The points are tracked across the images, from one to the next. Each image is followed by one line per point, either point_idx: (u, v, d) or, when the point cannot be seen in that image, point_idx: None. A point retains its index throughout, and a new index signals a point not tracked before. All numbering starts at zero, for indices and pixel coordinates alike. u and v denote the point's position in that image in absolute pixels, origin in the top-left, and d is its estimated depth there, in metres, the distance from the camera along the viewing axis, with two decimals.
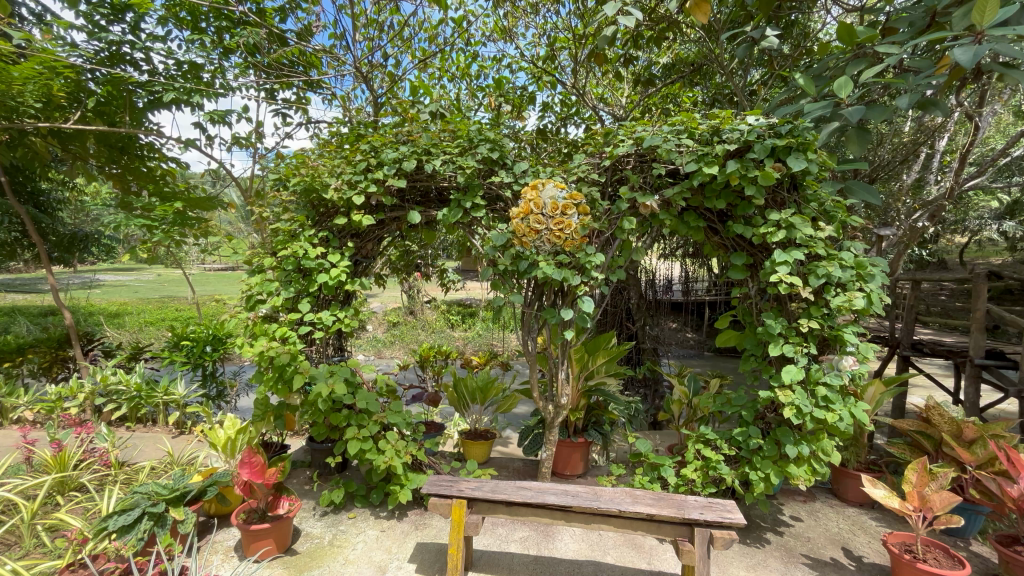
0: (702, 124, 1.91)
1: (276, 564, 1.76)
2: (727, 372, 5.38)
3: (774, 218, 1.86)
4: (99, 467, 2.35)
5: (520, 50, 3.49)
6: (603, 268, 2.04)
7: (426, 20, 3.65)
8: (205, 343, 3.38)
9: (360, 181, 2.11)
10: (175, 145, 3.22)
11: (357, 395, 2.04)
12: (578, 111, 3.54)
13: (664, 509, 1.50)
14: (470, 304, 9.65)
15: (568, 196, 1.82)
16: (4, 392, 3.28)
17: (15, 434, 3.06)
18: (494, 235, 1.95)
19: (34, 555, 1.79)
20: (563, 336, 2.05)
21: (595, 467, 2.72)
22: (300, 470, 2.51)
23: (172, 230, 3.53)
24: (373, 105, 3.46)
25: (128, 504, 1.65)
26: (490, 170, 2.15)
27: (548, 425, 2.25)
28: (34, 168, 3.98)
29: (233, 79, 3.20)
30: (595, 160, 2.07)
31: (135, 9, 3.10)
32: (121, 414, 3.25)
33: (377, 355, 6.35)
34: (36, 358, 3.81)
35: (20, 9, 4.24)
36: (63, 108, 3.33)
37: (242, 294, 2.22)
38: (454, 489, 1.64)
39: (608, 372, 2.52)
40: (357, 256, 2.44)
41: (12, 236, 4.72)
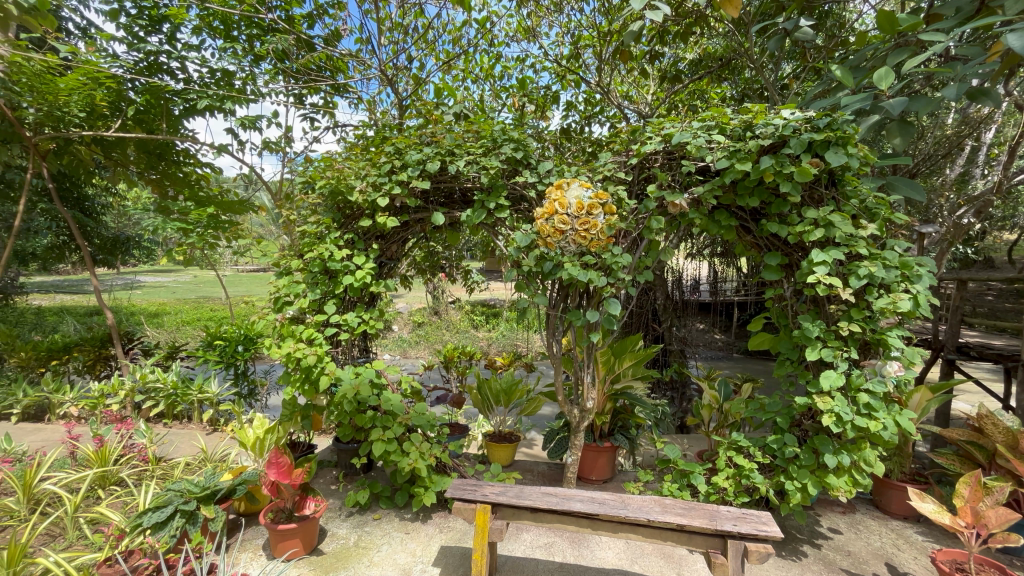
0: (734, 118, 1.84)
1: (303, 564, 1.78)
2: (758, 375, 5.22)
3: (811, 216, 1.77)
4: (138, 463, 2.43)
5: (544, 50, 3.47)
6: (631, 269, 1.99)
7: (450, 22, 3.67)
8: (237, 343, 3.46)
9: (384, 183, 2.12)
10: (209, 151, 3.32)
11: (382, 397, 2.04)
12: (603, 109, 3.50)
13: (695, 519, 1.45)
14: (495, 304, 9.68)
15: (593, 195, 1.78)
16: (53, 388, 3.44)
17: (61, 429, 3.20)
18: (518, 235, 1.93)
19: (76, 547, 1.86)
20: (589, 339, 2.01)
21: (621, 472, 2.66)
22: (327, 469, 2.54)
23: (206, 233, 3.66)
24: (398, 108, 3.49)
25: (161, 501, 1.68)
26: (514, 171, 2.13)
27: (574, 430, 2.21)
28: (80, 175, 4.17)
29: (263, 85, 3.28)
30: (622, 158, 2.02)
31: (172, 20, 3.21)
32: (159, 411, 3.37)
33: (403, 355, 6.43)
34: (81, 357, 3.98)
35: (67, 25, 4.47)
36: (106, 117, 3.47)
37: (270, 295, 2.25)
38: (478, 494, 1.62)
39: (634, 375, 2.48)
40: (382, 258, 2.46)
41: (60, 240, 4.96)
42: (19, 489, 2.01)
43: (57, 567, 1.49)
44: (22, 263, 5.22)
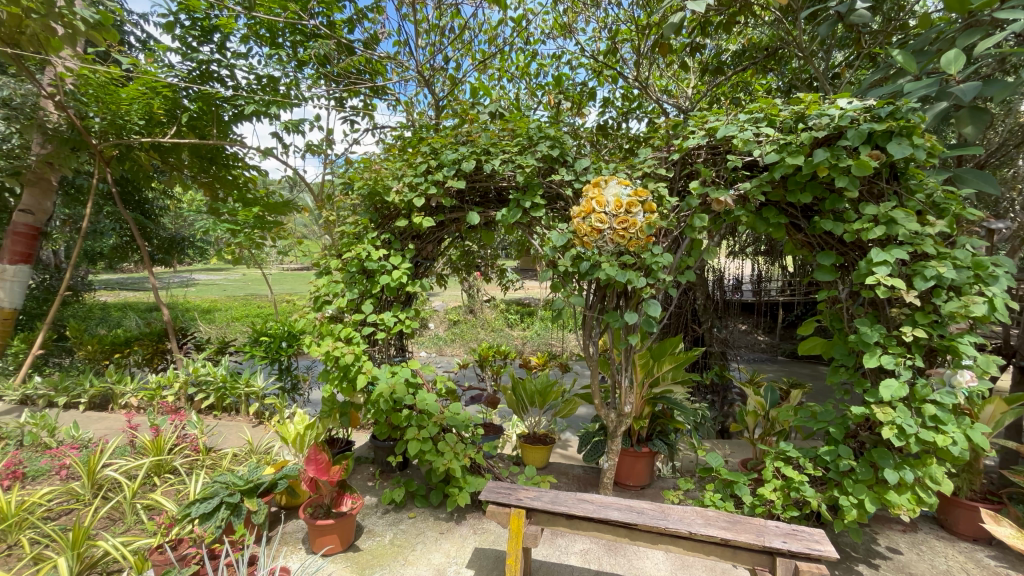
0: (784, 109, 1.74)
1: (340, 560, 1.81)
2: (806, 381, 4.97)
3: (870, 212, 1.65)
4: (190, 452, 2.55)
5: (580, 46, 3.40)
6: (671, 269, 1.91)
7: (486, 22, 3.66)
8: (281, 339, 3.59)
9: (421, 182, 2.12)
10: (256, 154, 3.45)
11: (417, 396, 2.05)
12: (642, 105, 3.40)
13: (740, 534, 1.37)
14: (529, 304, 9.67)
15: (633, 192, 1.73)
16: (115, 379, 3.66)
17: (122, 418, 3.40)
18: (554, 235, 1.88)
19: (133, 532, 1.96)
20: (627, 341, 1.95)
21: (659, 479, 2.58)
22: (364, 465, 2.58)
23: (253, 233, 3.80)
24: (435, 109, 3.52)
25: (208, 493, 1.74)
26: (550, 168, 2.09)
27: (610, 434, 2.15)
28: (141, 179, 4.42)
29: (306, 89, 3.38)
30: (662, 154, 1.95)
31: (222, 29, 3.34)
32: (210, 403, 3.52)
33: (439, 353, 6.52)
34: (141, 350, 4.22)
35: (129, 38, 4.75)
36: (162, 124, 3.66)
37: (311, 294, 2.31)
38: (513, 497, 1.60)
39: (674, 379, 2.40)
40: (419, 257, 2.48)
41: (123, 240, 5.29)
42: (84, 474, 2.13)
43: (114, 552, 1.57)
44: (91, 262, 5.61)
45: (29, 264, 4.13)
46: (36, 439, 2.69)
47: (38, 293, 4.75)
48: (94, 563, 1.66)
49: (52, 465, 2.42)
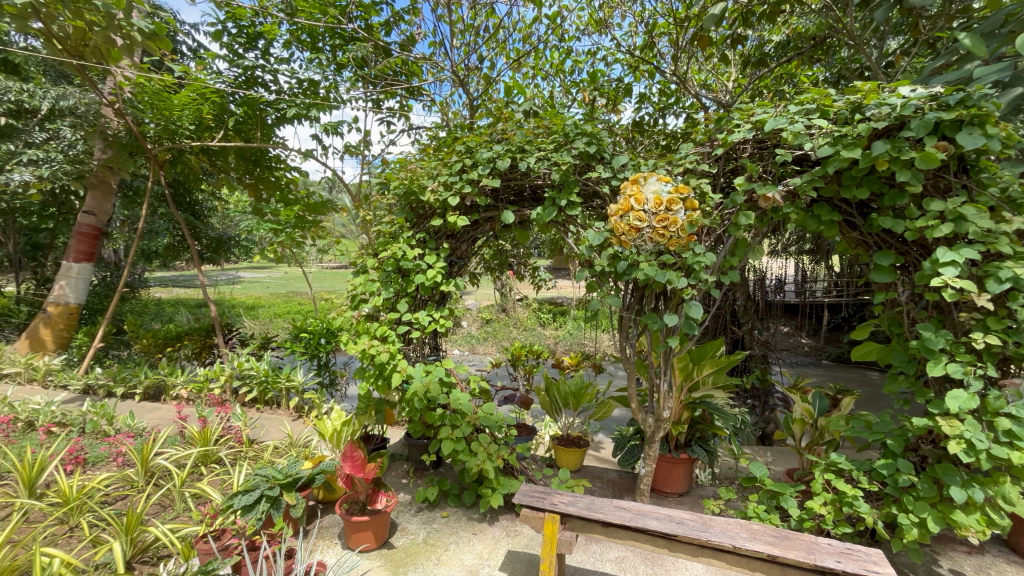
0: (839, 99, 1.63)
1: (375, 556, 1.83)
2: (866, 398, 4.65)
3: (936, 209, 1.52)
4: (234, 444, 2.64)
5: (616, 41, 3.33)
6: (714, 269, 1.83)
7: (520, 20, 3.64)
8: (320, 335, 3.69)
9: (456, 181, 2.12)
10: (297, 156, 3.56)
11: (451, 395, 2.05)
12: (680, 100, 3.30)
13: (789, 551, 1.30)
14: (562, 303, 9.60)
15: (673, 189, 1.66)
16: (167, 371, 3.85)
17: (173, 409, 3.57)
18: (591, 234, 1.83)
19: (181, 519, 2.05)
20: (666, 344, 1.88)
21: (698, 487, 2.49)
22: (398, 463, 2.61)
23: (294, 233, 3.92)
24: (469, 108, 3.53)
25: (250, 485, 1.80)
26: (586, 165, 2.04)
27: (647, 440, 2.09)
28: (192, 181, 4.63)
29: (345, 92, 3.46)
30: (705, 148, 1.87)
31: (266, 36, 3.45)
32: (253, 396, 3.63)
33: (472, 351, 6.56)
34: (190, 344, 4.44)
35: (182, 47, 4.99)
36: (211, 129, 3.82)
37: (348, 293, 2.35)
38: (547, 502, 1.57)
39: (715, 384, 2.31)
40: (453, 257, 2.48)
41: (176, 240, 5.57)
42: (138, 462, 2.23)
43: (164, 538, 1.64)
44: (147, 261, 5.94)
45: (91, 262, 4.41)
46: (96, 426, 2.86)
47: (100, 289, 5.07)
48: (146, 547, 1.74)
49: (110, 452, 2.56)
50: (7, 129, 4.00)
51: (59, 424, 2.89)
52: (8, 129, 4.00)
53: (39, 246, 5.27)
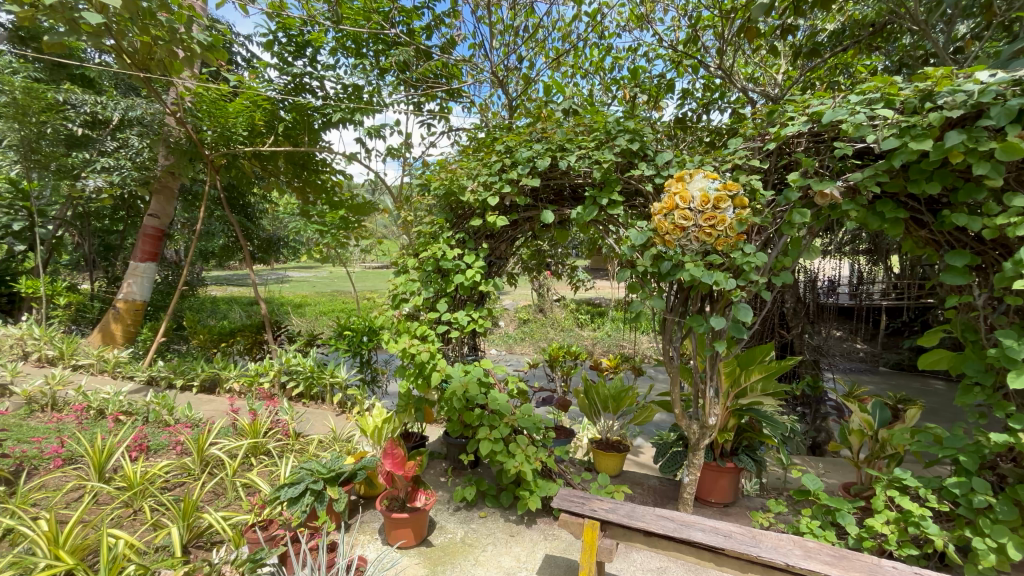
0: (907, 88, 1.50)
1: (414, 554, 1.85)
2: (932, 411, 4.34)
3: (1019, 204, 1.38)
4: (282, 437, 2.74)
5: (658, 36, 3.24)
6: (764, 270, 1.74)
7: (560, 19, 3.61)
8: (362, 333, 3.80)
9: (495, 181, 2.11)
10: (342, 159, 3.67)
11: (489, 396, 2.05)
12: (726, 94, 3.16)
13: (849, 572, 1.21)
14: (601, 304, 9.47)
15: (721, 186, 1.60)
16: (221, 366, 4.05)
17: (226, 401, 3.75)
18: (633, 233, 1.78)
19: (233, 507, 2.14)
20: (712, 348, 1.80)
21: (745, 498, 2.38)
22: (437, 461, 2.63)
23: (338, 234, 4.05)
24: (508, 109, 3.53)
25: (295, 478, 1.86)
26: (629, 163, 1.98)
27: (691, 447, 2.02)
28: (245, 185, 4.86)
29: (387, 96, 3.54)
30: (755, 143, 1.78)
31: (313, 44, 3.57)
32: (299, 391, 3.76)
33: (509, 351, 6.58)
34: (242, 340, 4.65)
35: (237, 58, 5.26)
36: (263, 135, 4.00)
37: (390, 293, 2.39)
38: (586, 507, 1.54)
39: (764, 391, 2.18)
40: (492, 257, 2.49)
41: (230, 241, 5.86)
42: (195, 451, 2.35)
43: (216, 525, 1.71)
44: (205, 260, 6.29)
45: (155, 261, 4.69)
46: (158, 416, 3.04)
47: (162, 287, 5.41)
48: (200, 533, 1.83)
49: (170, 440, 2.71)
50: (82, 138, 4.45)
51: (126, 412, 3.10)
52: (82, 139, 4.47)
53: (111, 246, 5.69)
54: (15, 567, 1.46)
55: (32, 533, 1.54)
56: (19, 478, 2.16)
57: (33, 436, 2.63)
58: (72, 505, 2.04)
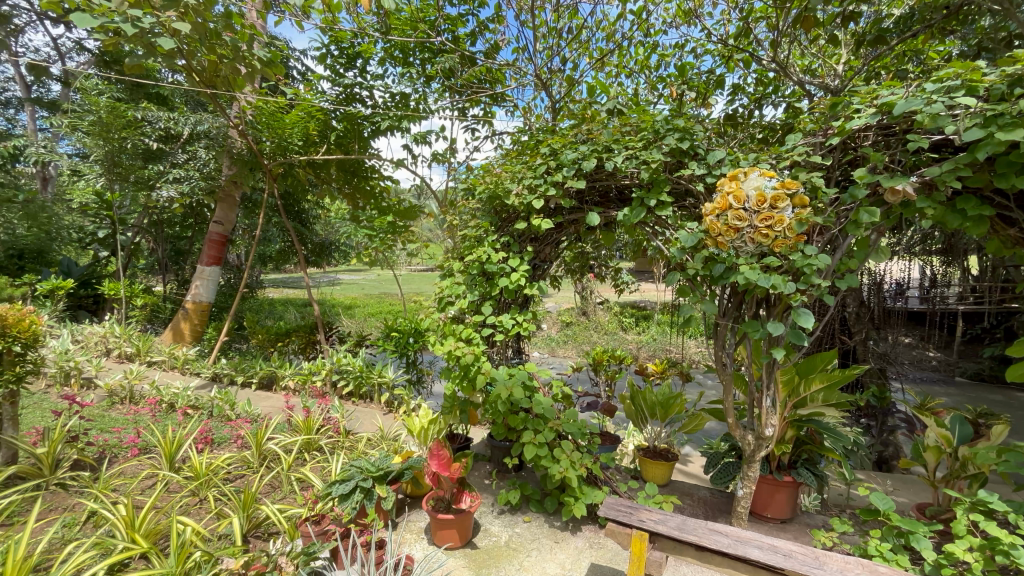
0: (992, 73, 1.37)
1: (459, 555, 1.86)
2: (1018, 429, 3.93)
3: None
4: (333, 434, 2.84)
5: (706, 31, 3.12)
6: (827, 273, 1.63)
7: (604, 18, 3.56)
8: (409, 335, 3.90)
9: (540, 185, 2.09)
10: (389, 165, 3.78)
11: (534, 400, 2.04)
12: (780, 88, 3.01)
13: None
14: (645, 307, 9.26)
15: (779, 185, 1.52)
16: (277, 364, 4.25)
17: (282, 398, 3.94)
18: (682, 235, 1.72)
19: (288, 500, 2.24)
20: (769, 355, 1.71)
21: (805, 515, 2.25)
22: (481, 463, 2.65)
23: (386, 238, 4.16)
24: (551, 111, 3.52)
25: (346, 475, 1.92)
26: (678, 163, 1.92)
27: (746, 458, 1.93)
28: (300, 192, 5.10)
29: (433, 102, 3.62)
30: (817, 138, 1.68)
31: (363, 55, 3.71)
32: (349, 390, 3.87)
33: (551, 354, 6.55)
34: (297, 340, 4.86)
35: (293, 71, 5.53)
36: (317, 144, 4.18)
37: (436, 296, 2.43)
38: (634, 518, 1.50)
39: (825, 401, 2.04)
40: (536, 260, 2.48)
41: (286, 246, 6.18)
42: (254, 445, 2.47)
43: (273, 517, 1.79)
44: (263, 264, 6.64)
45: (219, 265, 5.00)
46: (221, 411, 3.23)
47: (225, 290, 5.78)
48: (258, 524, 1.92)
49: (232, 434, 2.87)
50: (156, 151, 4.76)
51: (193, 407, 3.31)
52: (157, 152, 4.79)
53: (181, 251, 6.12)
54: (97, 548, 1.59)
55: (112, 516, 1.67)
56: (101, 465, 2.35)
57: (114, 426, 2.86)
58: (147, 491, 2.20)
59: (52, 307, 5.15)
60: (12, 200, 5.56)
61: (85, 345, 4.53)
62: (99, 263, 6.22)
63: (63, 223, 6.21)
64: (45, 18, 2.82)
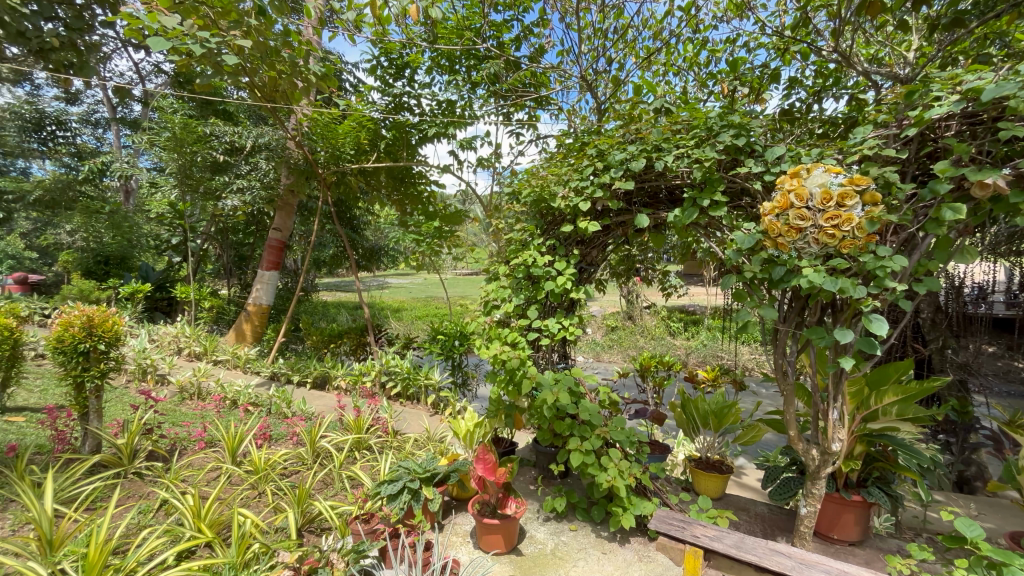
0: None
1: (505, 561, 1.85)
2: None
3: None
4: (382, 434, 2.91)
5: (760, 23, 2.98)
6: (902, 276, 1.50)
7: (651, 17, 3.48)
8: (455, 338, 3.97)
9: (587, 187, 2.06)
10: (436, 170, 3.86)
11: (581, 405, 1.99)
12: (843, 79, 2.81)
13: None
14: (695, 311, 8.94)
15: (847, 181, 1.42)
16: (330, 364, 4.42)
17: (335, 397, 4.09)
18: (738, 237, 1.64)
19: (339, 497, 2.30)
20: (836, 364, 1.59)
21: (876, 538, 2.07)
22: (527, 468, 2.63)
23: (433, 242, 4.23)
24: (597, 113, 3.48)
25: (394, 476, 1.95)
26: (734, 161, 1.83)
27: (810, 475, 1.80)
28: (352, 199, 5.30)
29: (478, 108, 3.66)
30: (890, 129, 1.55)
31: (411, 65, 3.81)
32: (397, 391, 3.96)
33: (596, 359, 6.46)
34: (348, 342, 5.03)
35: (345, 84, 5.77)
36: (367, 153, 4.33)
37: (482, 299, 2.44)
38: (688, 534, 1.78)
39: (900, 416, 1.87)
40: (583, 263, 2.44)
41: (339, 250, 6.46)
42: (308, 442, 2.57)
43: (325, 513, 1.86)
44: (318, 268, 6.94)
45: (277, 270, 5.26)
46: (279, 408, 3.39)
47: (284, 293, 6.12)
48: (312, 519, 1.99)
49: (288, 431, 3.00)
50: (223, 164, 5.02)
51: (254, 404, 3.49)
52: (224, 164, 5.06)
53: (244, 257, 6.51)
54: (168, 534, 1.69)
55: (181, 505, 1.77)
56: (172, 456, 2.52)
57: (184, 420, 3.07)
58: (212, 482, 2.33)
59: (132, 309, 5.62)
60: (99, 211, 6.46)
61: (160, 344, 4.89)
62: (173, 268, 6.71)
63: (142, 232, 6.78)
64: (129, 45, 3.09)
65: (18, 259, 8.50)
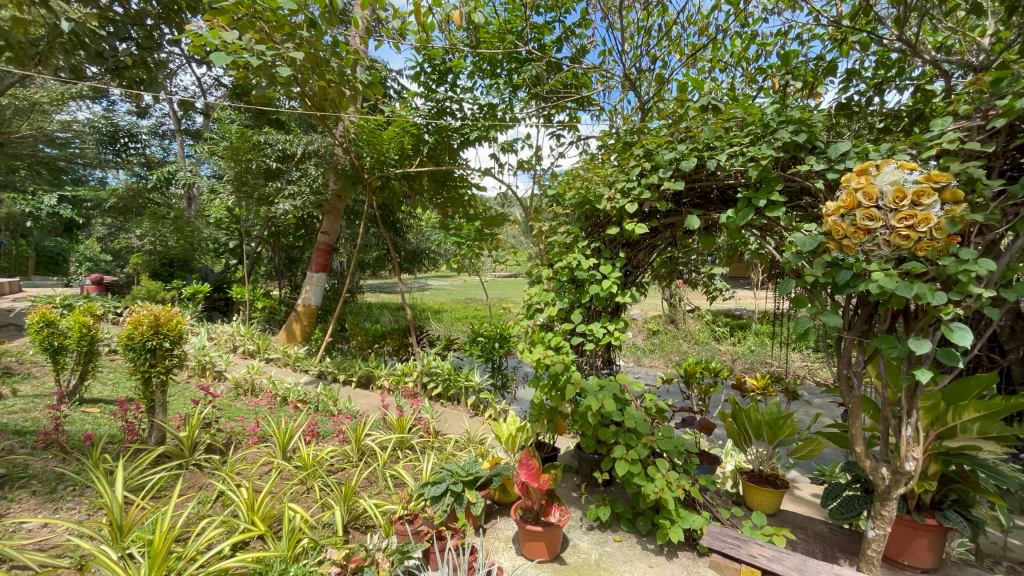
0: None
1: (547, 568, 1.83)
2: None
3: None
4: (424, 434, 2.94)
5: (816, 14, 2.82)
6: (988, 281, 1.37)
7: (696, 12, 3.37)
8: (495, 340, 3.98)
9: (634, 188, 2.00)
10: (477, 173, 3.88)
11: (626, 413, 1.93)
12: (908, 69, 2.62)
13: None
14: (742, 316, 8.58)
15: (923, 178, 1.31)
16: (373, 364, 4.53)
17: (378, 397, 4.19)
18: (799, 238, 1.54)
19: (383, 496, 2.34)
20: (910, 377, 1.46)
21: (953, 567, 1.90)
22: (569, 475, 2.59)
23: (474, 245, 4.25)
24: (640, 112, 3.40)
25: (437, 477, 1.96)
26: (793, 158, 1.73)
27: (879, 495, 1.67)
28: (395, 203, 5.41)
29: (520, 111, 3.65)
30: (973, 121, 1.41)
31: (453, 70, 3.85)
32: (438, 391, 4.00)
33: (637, 364, 6.32)
34: (391, 342, 5.14)
35: (389, 91, 5.91)
36: (411, 157, 4.42)
37: (525, 303, 2.42)
38: (743, 552, 1.75)
39: (982, 434, 1.70)
40: (628, 266, 2.38)
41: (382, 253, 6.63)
42: (354, 440, 2.64)
43: (371, 511, 1.89)
44: (362, 271, 7.14)
45: (325, 272, 5.45)
46: (326, 406, 3.50)
47: (330, 294, 6.34)
48: (357, 516, 2.03)
49: (334, 429, 3.09)
50: (276, 170, 5.25)
51: (302, 400, 3.62)
52: (276, 171, 5.29)
53: (294, 259, 6.79)
54: (224, 526, 1.77)
55: (237, 498, 1.85)
56: (229, 449, 2.64)
57: (239, 416, 3.22)
58: (265, 475, 2.43)
59: (193, 308, 5.96)
60: (165, 216, 6.90)
61: (218, 341, 5.17)
62: (230, 270, 7.08)
63: (202, 235, 7.19)
64: (192, 60, 3.28)
65: (95, 262, 9.20)
